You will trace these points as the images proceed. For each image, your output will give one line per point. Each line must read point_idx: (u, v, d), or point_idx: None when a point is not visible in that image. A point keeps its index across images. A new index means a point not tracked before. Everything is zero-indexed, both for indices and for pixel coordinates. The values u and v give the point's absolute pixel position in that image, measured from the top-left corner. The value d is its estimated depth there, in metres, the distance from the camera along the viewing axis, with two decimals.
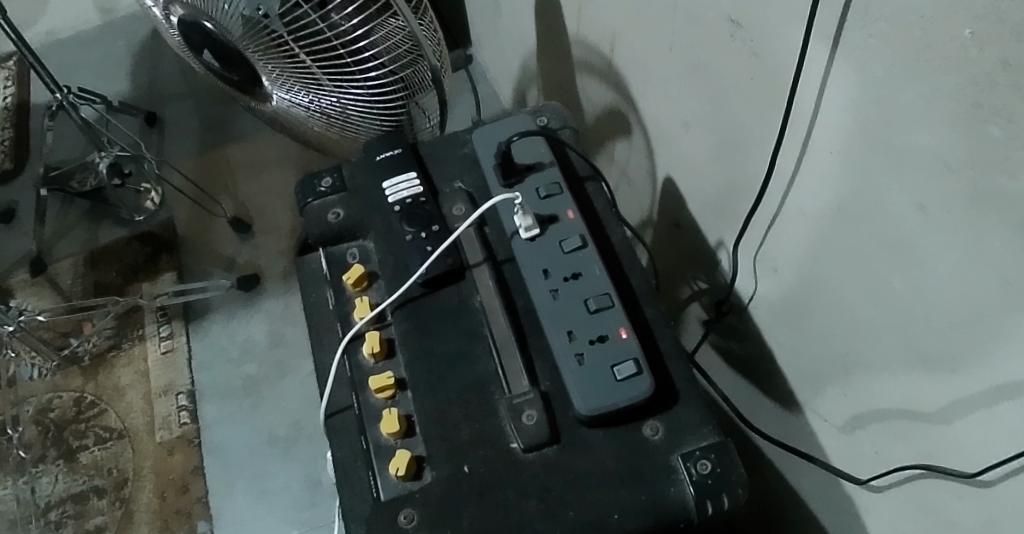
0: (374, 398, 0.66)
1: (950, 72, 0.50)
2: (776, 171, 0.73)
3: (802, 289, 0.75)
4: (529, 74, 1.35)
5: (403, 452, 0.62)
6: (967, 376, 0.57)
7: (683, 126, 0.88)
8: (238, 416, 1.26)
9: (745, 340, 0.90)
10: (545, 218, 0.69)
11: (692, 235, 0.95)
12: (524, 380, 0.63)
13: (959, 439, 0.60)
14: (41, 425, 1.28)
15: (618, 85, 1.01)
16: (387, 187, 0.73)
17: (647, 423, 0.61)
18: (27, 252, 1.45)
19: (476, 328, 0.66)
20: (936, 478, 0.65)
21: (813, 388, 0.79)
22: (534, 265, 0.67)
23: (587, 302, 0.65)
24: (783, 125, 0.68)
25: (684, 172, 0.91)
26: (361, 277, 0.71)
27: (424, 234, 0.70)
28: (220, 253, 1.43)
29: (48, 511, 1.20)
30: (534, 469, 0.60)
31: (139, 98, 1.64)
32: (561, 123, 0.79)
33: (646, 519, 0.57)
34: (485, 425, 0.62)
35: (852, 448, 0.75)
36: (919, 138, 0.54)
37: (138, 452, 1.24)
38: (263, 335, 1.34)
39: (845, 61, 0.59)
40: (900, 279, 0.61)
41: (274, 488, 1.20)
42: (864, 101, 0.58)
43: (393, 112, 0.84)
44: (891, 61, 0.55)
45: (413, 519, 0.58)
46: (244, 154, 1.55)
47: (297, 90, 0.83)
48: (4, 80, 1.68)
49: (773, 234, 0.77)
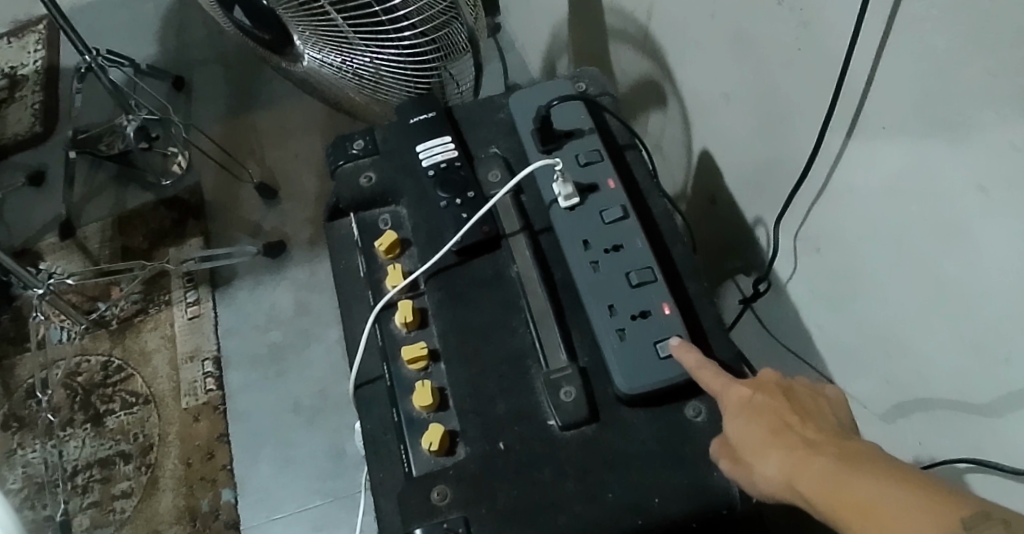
0: (406, 369, 0.64)
1: (1021, 45, 0.46)
2: (823, 146, 0.69)
3: (845, 270, 0.72)
4: (559, 42, 1.31)
5: (436, 426, 0.60)
6: (1020, 368, 0.54)
7: (723, 97, 0.84)
8: (262, 384, 1.26)
9: (780, 321, 0.87)
10: (584, 186, 0.66)
11: (729, 211, 0.92)
12: (562, 354, 0.61)
13: (1012, 434, 0.56)
14: (69, 388, 1.27)
15: (654, 54, 0.97)
16: (421, 150, 0.70)
17: (689, 404, 0.59)
18: (56, 216, 1.44)
19: (512, 299, 0.64)
20: (984, 473, 0.60)
21: (850, 372, 0.75)
22: (573, 236, 0.64)
23: (629, 276, 0.62)
24: (834, 98, 0.65)
25: (724, 145, 0.87)
26: (394, 243, 0.69)
27: (459, 200, 0.67)
28: (245, 219, 1.42)
29: (74, 475, 1.20)
30: (571, 448, 0.57)
31: (166, 62, 1.62)
32: (600, 89, 0.75)
33: (687, 503, 0.55)
34: (520, 401, 0.60)
35: (893, 438, 0.71)
36: (982, 115, 0.51)
37: (163, 418, 1.23)
38: (288, 302, 1.33)
39: (903, 33, 0.55)
40: (953, 261, 0.57)
41: (298, 457, 1.19)
42: (919, 75, 0.55)
43: (426, 74, 0.81)
44: (955, 33, 0.51)
45: (446, 497, 0.56)
46: (270, 121, 1.53)
47: (328, 49, 0.79)
48: (35, 44, 1.67)
49: (818, 211, 0.73)
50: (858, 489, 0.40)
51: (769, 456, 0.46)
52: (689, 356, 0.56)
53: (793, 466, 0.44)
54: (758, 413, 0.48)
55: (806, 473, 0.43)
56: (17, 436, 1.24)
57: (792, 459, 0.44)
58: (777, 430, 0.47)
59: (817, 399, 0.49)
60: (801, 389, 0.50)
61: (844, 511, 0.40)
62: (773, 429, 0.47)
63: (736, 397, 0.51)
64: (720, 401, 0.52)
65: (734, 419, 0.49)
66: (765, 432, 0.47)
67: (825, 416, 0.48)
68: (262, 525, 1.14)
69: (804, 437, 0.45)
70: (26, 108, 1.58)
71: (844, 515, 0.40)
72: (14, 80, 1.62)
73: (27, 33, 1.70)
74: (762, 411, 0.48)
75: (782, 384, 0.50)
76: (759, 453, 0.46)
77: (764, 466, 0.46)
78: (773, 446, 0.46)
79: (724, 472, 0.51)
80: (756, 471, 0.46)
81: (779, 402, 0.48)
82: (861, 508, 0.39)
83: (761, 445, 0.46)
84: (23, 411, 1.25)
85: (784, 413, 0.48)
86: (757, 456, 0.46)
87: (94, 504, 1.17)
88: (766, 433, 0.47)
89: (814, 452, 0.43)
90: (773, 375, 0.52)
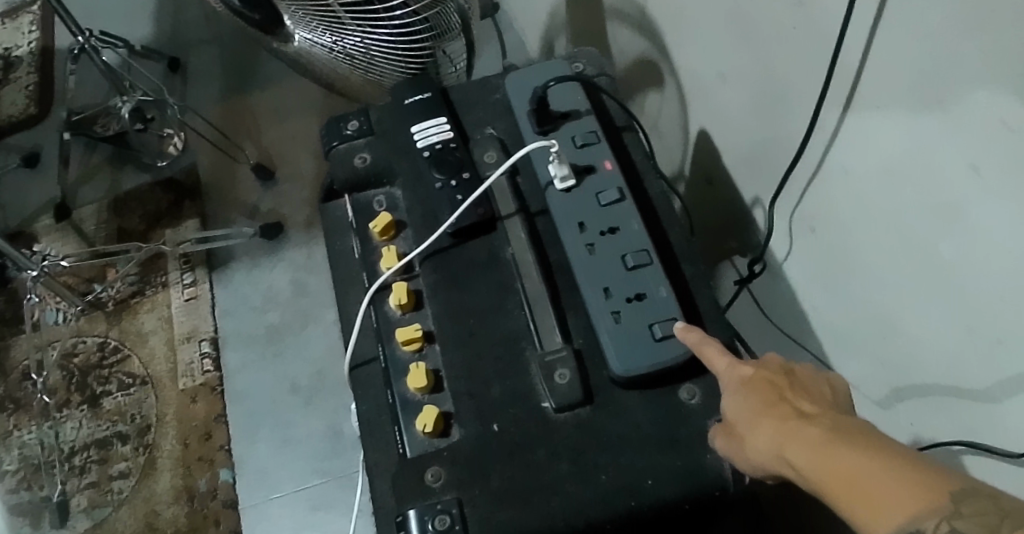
0: (400, 351, 0.64)
1: (1014, 24, 0.46)
2: (817, 125, 0.69)
3: (840, 252, 0.71)
4: (557, 22, 1.30)
5: (430, 408, 0.60)
6: (1011, 349, 0.54)
7: (720, 77, 0.83)
8: (260, 364, 1.26)
9: (777, 303, 0.86)
10: (580, 168, 0.66)
11: (727, 193, 0.92)
12: (556, 336, 0.61)
13: (1005, 415, 0.56)
14: (65, 370, 1.27)
15: (651, 33, 0.96)
16: (416, 132, 0.70)
17: (684, 386, 0.59)
18: (52, 198, 1.43)
19: (507, 281, 0.64)
20: (978, 455, 0.60)
21: (844, 354, 0.75)
22: (568, 218, 0.64)
23: (625, 258, 0.62)
24: (829, 77, 0.64)
25: (721, 126, 0.87)
26: (388, 225, 0.68)
27: (454, 182, 0.67)
28: (242, 200, 1.41)
29: (71, 456, 1.20)
30: (566, 430, 0.58)
31: (160, 42, 1.61)
32: (597, 70, 0.74)
33: (681, 486, 0.55)
34: (515, 383, 0.60)
35: (887, 420, 0.70)
36: (973, 95, 0.51)
37: (161, 399, 1.24)
38: (286, 283, 1.32)
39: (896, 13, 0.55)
40: (948, 244, 0.57)
41: (297, 438, 1.19)
42: (915, 54, 0.54)
43: (418, 55, 0.81)
44: (947, 12, 0.50)
45: (440, 478, 0.56)
46: (266, 101, 1.52)
47: (319, 28, 0.78)
48: (29, 25, 1.66)
49: (812, 193, 0.73)
50: (847, 459, 0.40)
51: (763, 431, 0.46)
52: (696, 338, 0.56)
53: (785, 439, 0.44)
54: (755, 389, 0.48)
55: (797, 445, 0.43)
56: (14, 418, 1.24)
57: (783, 430, 0.44)
58: (772, 403, 0.47)
59: (820, 378, 0.49)
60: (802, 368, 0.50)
61: (833, 482, 0.40)
62: (770, 403, 0.47)
63: (737, 377, 0.51)
64: (723, 378, 0.52)
65: (733, 397, 0.50)
66: (762, 406, 0.47)
67: (824, 394, 0.47)
68: (260, 504, 1.15)
69: (800, 409, 0.45)
70: (20, 90, 1.57)
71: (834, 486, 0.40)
72: (8, 61, 1.61)
73: (22, 14, 1.68)
74: (760, 385, 0.48)
75: (782, 363, 0.50)
76: (755, 428, 0.46)
77: (760, 441, 0.46)
78: (768, 422, 0.46)
79: (727, 451, 0.51)
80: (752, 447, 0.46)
81: (779, 379, 0.48)
82: (848, 478, 0.39)
83: (757, 420, 0.47)
84: (19, 393, 1.26)
85: (783, 389, 0.47)
86: (753, 431, 0.46)
87: (92, 485, 1.18)
88: (761, 409, 0.47)
89: (807, 425, 0.43)
90: (775, 355, 0.51)
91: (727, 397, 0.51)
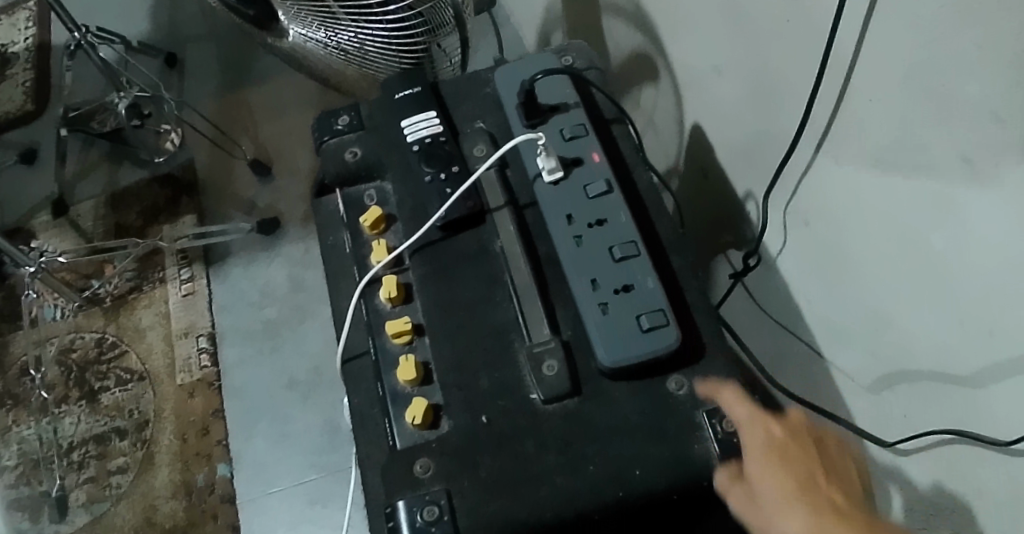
0: (390, 344, 0.65)
1: (1004, 15, 0.46)
2: (810, 118, 0.69)
3: (833, 244, 0.72)
4: (553, 16, 1.30)
5: (419, 400, 0.60)
6: (1001, 341, 0.54)
7: (713, 70, 0.83)
8: (258, 360, 1.26)
9: (769, 295, 0.87)
10: (569, 160, 0.66)
11: (720, 185, 0.92)
12: (545, 328, 0.61)
13: (994, 405, 0.56)
14: (64, 365, 1.28)
15: (646, 26, 0.96)
16: (405, 125, 0.70)
17: (672, 377, 0.59)
18: (49, 194, 1.44)
19: (496, 274, 0.64)
20: (968, 444, 0.60)
21: (837, 346, 0.75)
22: (557, 210, 0.64)
23: (612, 250, 0.62)
24: (821, 69, 0.64)
25: (715, 118, 0.87)
26: (379, 219, 0.69)
27: (443, 175, 0.67)
28: (240, 196, 1.42)
29: (70, 451, 1.21)
30: (554, 421, 0.58)
31: (158, 38, 1.61)
32: (587, 63, 0.75)
33: (668, 476, 0.55)
34: (504, 375, 0.60)
35: (879, 411, 0.71)
36: (965, 87, 0.51)
37: (159, 394, 1.24)
38: (283, 279, 1.33)
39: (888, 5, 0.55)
40: (939, 236, 0.57)
41: (295, 433, 1.20)
42: (907, 45, 0.54)
43: (412, 49, 0.81)
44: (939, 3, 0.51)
45: (429, 469, 0.57)
46: (264, 97, 1.52)
47: (313, 23, 0.78)
48: (26, 21, 1.66)
49: (806, 184, 0.73)
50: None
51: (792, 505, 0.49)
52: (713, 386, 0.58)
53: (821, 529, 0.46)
54: (788, 458, 0.51)
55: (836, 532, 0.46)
56: (13, 413, 1.24)
57: (819, 519, 0.47)
58: (805, 489, 0.49)
59: (841, 462, 0.52)
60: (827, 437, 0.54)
61: None
62: (803, 487, 0.49)
63: (763, 436, 0.53)
64: (746, 441, 0.54)
65: (760, 458, 0.52)
66: (794, 488, 0.49)
67: (847, 483, 0.51)
68: (257, 499, 1.15)
69: (833, 500, 0.48)
70: (18, 86, 1.57)
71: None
72: (6, 58, 1.62)
73: (18, 11, 1.68)
74: (792, 466, 0.51)
75: (812, 436, 0.53)
76: (785, 506, 0.49)
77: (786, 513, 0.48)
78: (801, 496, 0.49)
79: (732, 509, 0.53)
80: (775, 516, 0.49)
81: (809, 460, 0.51)
82: None
83: (787, 499, 0.49)
84: (17, 389, 1.26)
85: (815, 474, 0.50)
86: (783, 509, 0.49)
87: (90, 479, 1.18)
88: (794, 483, 0.50)
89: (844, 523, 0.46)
90: (799, 415, 0.55)
91: (748, 461, 0.53)
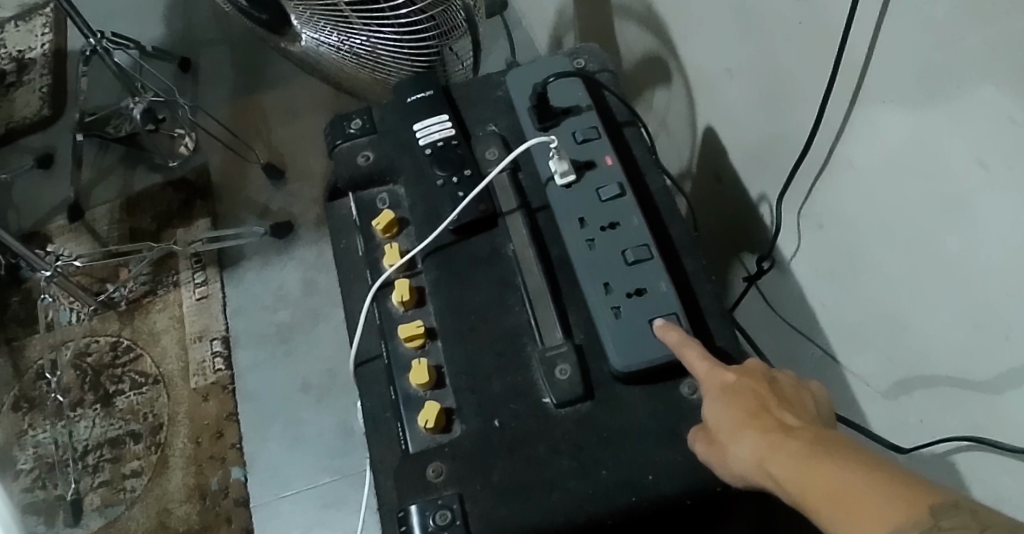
0: (403, 348, 0.65)
1: (1016, 16, 0.46)
2: (825, 120, 0.68)
3: (847, 248, 0.71)
4: (566, 20, 1.29)
5: (431, 404, 0.60)
6: (1016, 343, 0.53)
7: (726, 72, 0.83)
8: (271, 363, 1.27)
9: (784, 300, 0.85)
10: (581, 163, 0.66)
11: (734, 188, 0.91)
12: (557, 331, 0.61)
13: (1010, 410, 0.55)
14: (79, 369, 1.28)
15: (659, 28, 0.95)
16: (418, 129, 0.70)
17: (684, 381, 0.59)
18: (64, 199, 1.45)
19: (509, 277, 0.64)
20: (985, 451, 0.59)
21: (852, 349, 0.74)
22: (569, 213, 0.64)
23: (625, 253, 0.62)
24: (835, 72, 0.64)
25: (727, 120, 0.87)
26: (391, 223, 0.69)
27: (456, 179, 0.67)
28: (253, 199, 1.42)
29: (84, 455, 1.21)
30: (567, 425, 0.58)
31: (172, 43, 1.62)
32: (600, 66, 0.74)
33: (682, 483, 0.55)
34: (517, 379, 0.60)
35: (894, 415, 0.70)
36: (980, 90, 0.50)
37: (173, 398, 1.25)
38: (297, 281, 1.33)
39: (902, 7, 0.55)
40: (954, 237, 0.57)
41: (308, 437, 1.20)
42: (920, 45, 0.54)
43: (425, 52, 0.81)
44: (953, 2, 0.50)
45: (441, 473, 0.57)
46: (277, 101, 1.53)
47: (326, 28, 0.78)
48: (43, 26, 1.68)
49: (820, 188, 0.72)
50: (833, 476, 0.40)
51: (748, 436, 0.46)
52: (678, 339, 0.56)
53: (770, 451, 0.44)
54: (739, 400, 0.48)
55: (783, 455, 0.43)
56: (28, 417, 1.25)
57: (766, 441, 0.44)
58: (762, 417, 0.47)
59: (801, 391, 0.50)
60: (785, 381, 0.50)
61: (810, 488, 0.40)
62: (753, 415, 0.47)
63: (719, 383, 0.51)
64: (704, 381, 0.52)
65: (714, 401, 0.50)
66: (746, 418, 0.47)
67: (801, 402, 0.49)
68: (271, 502, 1.16)
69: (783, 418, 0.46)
70: (34, 92, 1.58)
71: (818, 500, 0.39)
72: (22, 64, 1.63)
73: (35, 17, 1.70)
74: (743, 395, 0.49)
75: (768, 375, 0.50)
76: (737, 436, 0.46)
77: (744, 449, 0.46)
78: (750, 431, 0.46)
79: (699, 455, 0.51)
80: (730, 450, 0.47)
81: (761, 390, 0.49)
82: (834, 488, 0.39)
83: (740, 430, 0.46)
84: (33, 392, 1.27)
85: (766, 399, 0.48)
86: (739, 442, 0.46)
87: (105, 483, 1.19)
88: (748, 413, 0.47)
89: (791, 437, 0.44)
90: (759, 364, 0.52)
91: (706, 403, 0.51)
